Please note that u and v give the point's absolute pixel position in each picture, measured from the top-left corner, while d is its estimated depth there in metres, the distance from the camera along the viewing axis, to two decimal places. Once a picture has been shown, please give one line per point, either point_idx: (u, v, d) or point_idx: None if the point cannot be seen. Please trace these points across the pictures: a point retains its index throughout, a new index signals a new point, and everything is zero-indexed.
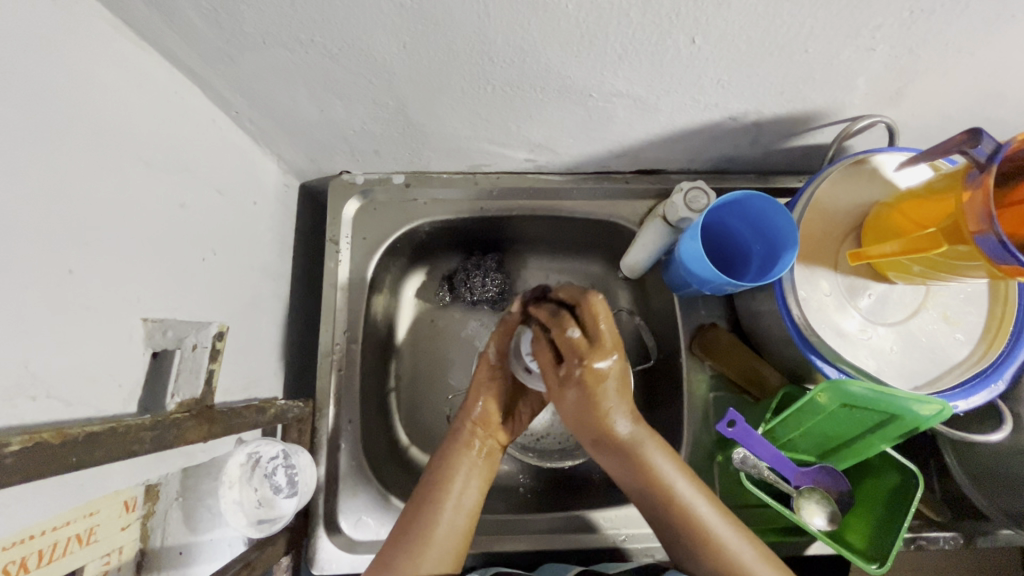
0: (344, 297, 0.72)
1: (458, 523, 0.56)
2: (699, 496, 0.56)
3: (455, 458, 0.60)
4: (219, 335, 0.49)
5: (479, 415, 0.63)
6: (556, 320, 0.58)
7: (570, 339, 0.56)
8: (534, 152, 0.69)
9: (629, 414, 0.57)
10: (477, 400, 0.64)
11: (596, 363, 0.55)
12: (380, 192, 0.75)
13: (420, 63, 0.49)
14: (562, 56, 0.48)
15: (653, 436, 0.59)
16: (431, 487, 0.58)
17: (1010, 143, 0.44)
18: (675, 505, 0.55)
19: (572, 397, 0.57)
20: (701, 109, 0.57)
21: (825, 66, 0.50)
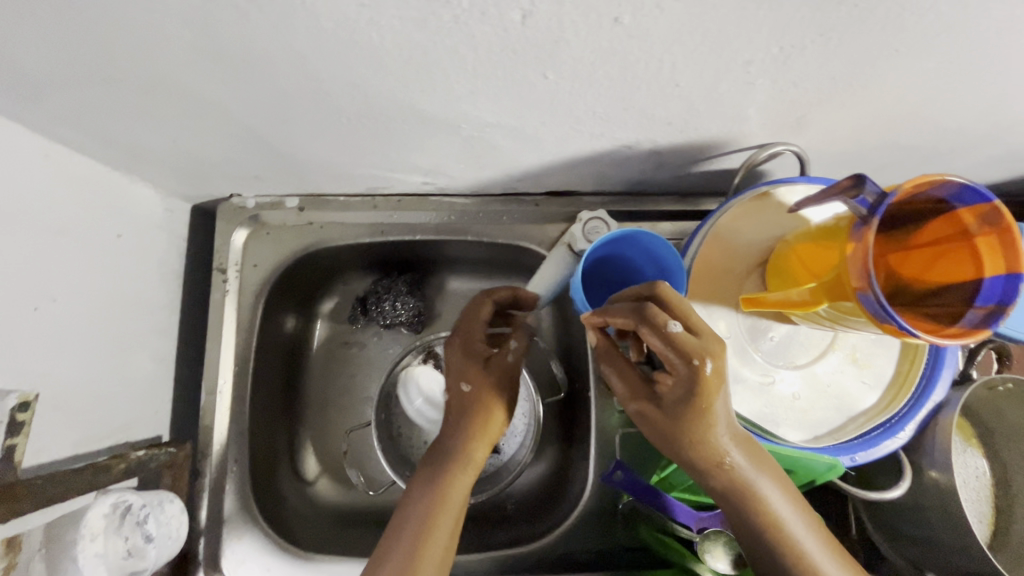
0: (232, 329, 0.68)
1: (452, 528, 0.52)
2: (795, 517, 0.47)
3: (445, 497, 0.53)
4: (23, 405, 0.41)
5: (478, 460, 0.56)
6: (643, 321, 0.42)
7: (667, 341, 0.42)
8: (428, 177, 0.64)
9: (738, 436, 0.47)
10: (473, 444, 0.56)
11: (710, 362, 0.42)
12: (272, 216, 0.70)
13: (255, 96, 0.44)
14: (408, 90, 0.43)
15: (761, 454, 0.49)
16: (417, 514, 0.53)
17: (893, 193, 0.40)
18: (769, 521, 0.47)
19: (673, 401, 0.45)
20: (588, 139, 0.53)
21: (704, 99, 0.45)
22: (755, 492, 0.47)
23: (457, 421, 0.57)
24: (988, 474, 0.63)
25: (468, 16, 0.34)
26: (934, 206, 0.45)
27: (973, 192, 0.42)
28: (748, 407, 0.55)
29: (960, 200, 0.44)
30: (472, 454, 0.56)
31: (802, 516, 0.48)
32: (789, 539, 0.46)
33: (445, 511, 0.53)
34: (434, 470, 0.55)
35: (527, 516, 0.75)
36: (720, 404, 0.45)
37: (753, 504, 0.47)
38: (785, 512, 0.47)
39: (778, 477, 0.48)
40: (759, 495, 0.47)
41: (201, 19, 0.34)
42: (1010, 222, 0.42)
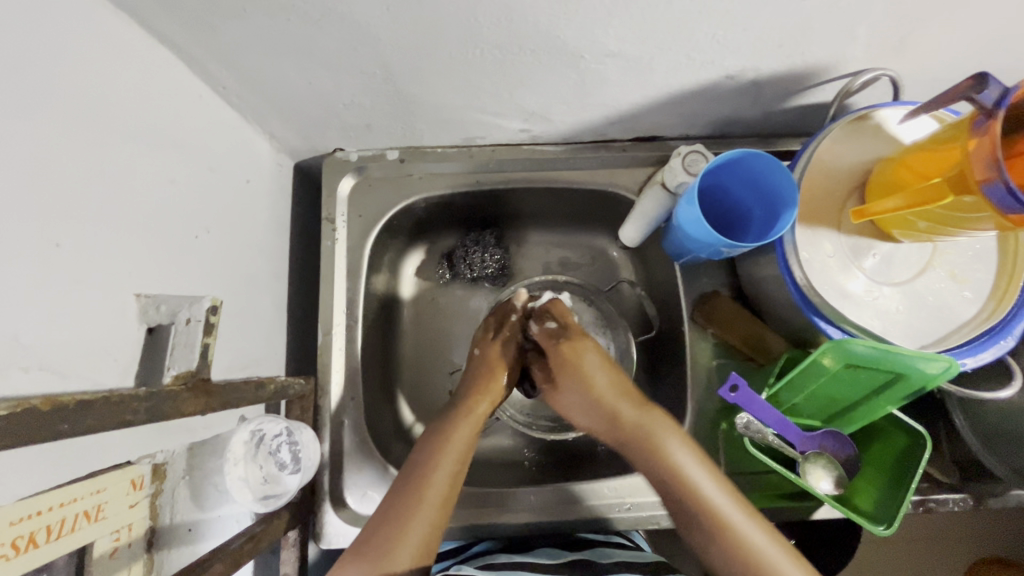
0: (340, 275, 0.71)
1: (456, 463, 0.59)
2: (703, 476, 0.57)
3: (448, 437, 0.61)
4: (213, 309, 0.46)
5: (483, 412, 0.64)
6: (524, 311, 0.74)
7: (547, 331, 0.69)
8: (528, 122, 0.67)
9: (636, 403, 0.62)
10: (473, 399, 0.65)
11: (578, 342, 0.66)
12: (374, 168, 0.73)
13: (405, 27, 0.48)
14: (550, 14, 0.46)
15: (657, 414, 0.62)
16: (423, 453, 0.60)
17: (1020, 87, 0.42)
18: (679, 476, 0.57)
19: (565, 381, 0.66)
20: (697, 68, 0.56)
21: (823, 14, 0.48)
22: (660, 445, 0.60)
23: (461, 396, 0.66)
24: None
25: None
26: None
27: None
28: (859, 321, 0.58)
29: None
30: (473, 407, 0.64)
31: (708, 474, 0.58)
32: (693, 489, 0.57)
33: (448, 459, 0.59)
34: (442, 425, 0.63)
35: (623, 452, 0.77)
36: (599, 373, 0.64)
37: (659, 458, 0.59)
38: (691, 468, 0.58)
39: (681, 437, 0.60)
40: (659, 446, 0.60)
41: None
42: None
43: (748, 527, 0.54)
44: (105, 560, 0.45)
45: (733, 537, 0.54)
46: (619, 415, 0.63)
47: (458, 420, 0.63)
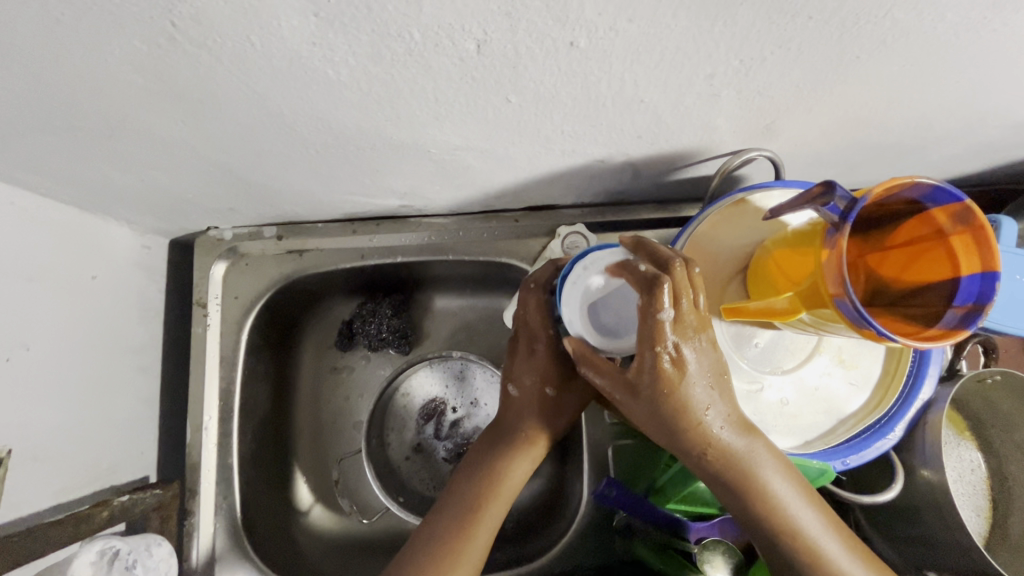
0: (214, 364, 0.68)
1: (480, 556, 0.52)
2: (800, 499, 0.46)
3: (472, 526, 0.53)
4: None
5: (518, 476, 0.56)
6: (643, 281, 0.39)
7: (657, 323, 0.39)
8: (405, 199, 0.64)
9: (733, 415, 0.46)
10: (513, 452, 0.56)
11: (684, 353, 0.41)
12: (251, 247, 0.69)
13: (219, 135, 0.44)
14: (371, 120, 0.42)
15: (754, 429, 0.47)
16: (436, 548, 0.51)
17: (864, 197, 0.39)
18: (776, 511, 0.46)
19: (649, 408, 0.44)
20: (561, 156, 0.53)
21: (672, 113, 0.45)
22: (753, 471, 0.46)
23: (478, 458, 0.57)
24: (983, 466, 0.64)
25: (424, 52, 0.33)
26: (913, 202, 0.44)
27: (947, 191, 0.41)
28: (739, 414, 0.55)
29: (935, 199, 0.43)
30: (508, 474, 0.55)
31: (814, 509, 0.47)
32: (797, 532, 0.46)
33: (465, 557, 0.51)
34: (463, 505, 0.54)
35: (527, 532, 0.73)
36: (707, 378, 0.43)
37: (761, 493, 0.46)
38: (789, 499, 0.46)
39: (776, 455, 0.47)
40: (752, 470, 0.46)
41: (151, 65, 0.34)
42: (983, 224, 0.41)
43: (843, 560, 0.45)
44: None
45: None
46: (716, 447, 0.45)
47: (487, 503, 0.54)
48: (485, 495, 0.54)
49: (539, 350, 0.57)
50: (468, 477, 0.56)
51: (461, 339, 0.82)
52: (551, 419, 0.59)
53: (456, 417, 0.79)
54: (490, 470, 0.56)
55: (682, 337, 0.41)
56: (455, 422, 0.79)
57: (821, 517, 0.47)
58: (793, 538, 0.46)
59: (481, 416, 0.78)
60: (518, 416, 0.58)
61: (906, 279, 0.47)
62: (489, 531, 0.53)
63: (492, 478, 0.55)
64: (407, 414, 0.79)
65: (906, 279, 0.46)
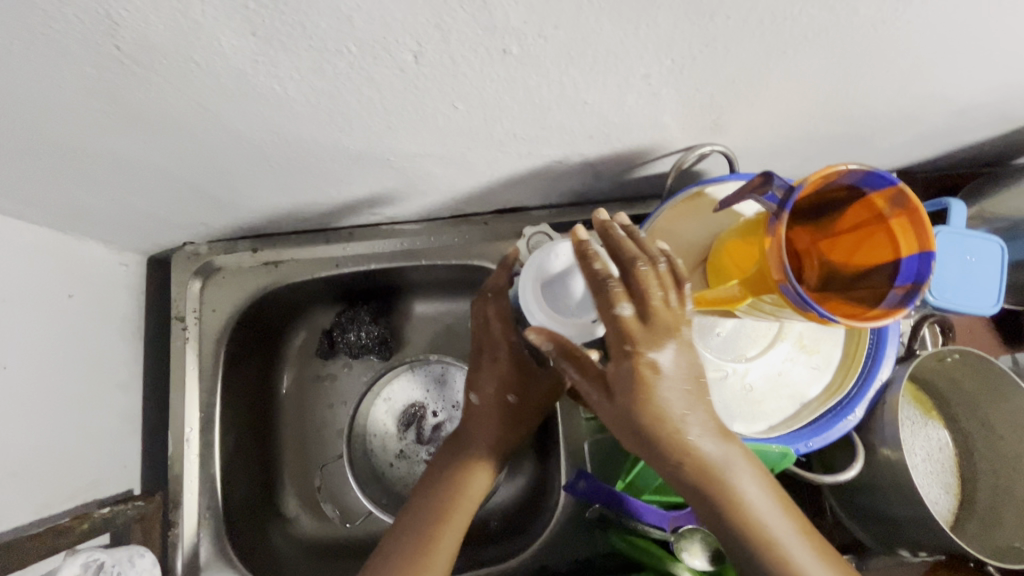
0: (193, 377, 0.69)
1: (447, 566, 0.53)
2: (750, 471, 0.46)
3: (437, 538, 0.53)
4: None
5: (478, 488, 0.58)
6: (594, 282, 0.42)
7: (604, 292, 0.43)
8: (374, 208, 0.65)
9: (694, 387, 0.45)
10: (474, 465, 0.59)
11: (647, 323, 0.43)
12: (226, 261, 0.71)
13: (181, 154, 0.45)
14: (326, 133, 0.44)
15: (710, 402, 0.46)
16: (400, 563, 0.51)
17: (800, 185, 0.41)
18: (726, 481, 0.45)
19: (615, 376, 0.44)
20: (518, 158, 0.54)
21: (617, 113, 0.46)
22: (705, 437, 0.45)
23: (442, 470, 0.59)
24: (951, 444, 0.65)
25: (363, 65, 0.35)
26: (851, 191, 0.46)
27: (878, 175, 0.43)
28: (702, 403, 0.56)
29: (868, 185, 0.45)
30: (470, 485, 0.58)
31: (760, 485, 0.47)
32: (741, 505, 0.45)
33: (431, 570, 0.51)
34: (426, 517, 0.55)
35: (511, 531, 0.74)
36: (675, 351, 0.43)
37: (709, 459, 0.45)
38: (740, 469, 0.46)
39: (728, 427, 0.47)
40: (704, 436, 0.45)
41: (104, 89, 0.35)
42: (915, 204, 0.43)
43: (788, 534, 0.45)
44: None
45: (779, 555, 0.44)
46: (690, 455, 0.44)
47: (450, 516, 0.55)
48: (447, 510, 0.55)
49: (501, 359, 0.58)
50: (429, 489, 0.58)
51: (441, 343, 0.83)
52: (511, 427, 0.61)
53: (438, 419, 0.80)
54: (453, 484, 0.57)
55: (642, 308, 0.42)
56: (437, 424, 0.80)
57: (769, 492, 0.46)
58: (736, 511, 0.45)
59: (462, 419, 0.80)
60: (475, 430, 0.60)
61: (854, 263, 0.48)
62: (454, 541, 0.54)
63: (454, 490, 0.57)
64: (388, 418, 0.80)
65: (854, 263, 0.48)
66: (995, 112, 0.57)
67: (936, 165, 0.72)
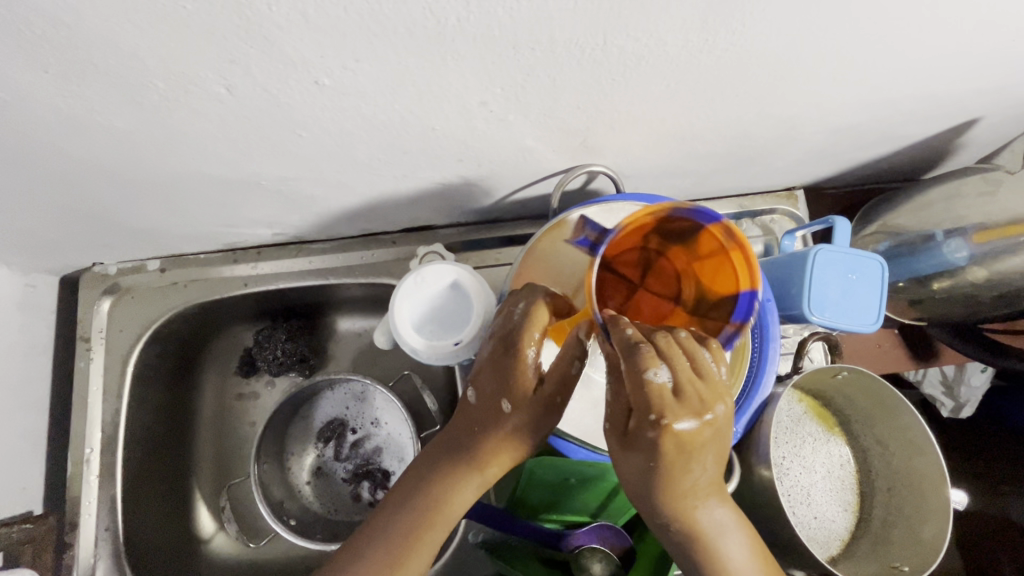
0: (99, 397, 0.69)
1: None
2: (716, 507, 0.44)
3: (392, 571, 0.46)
4: None
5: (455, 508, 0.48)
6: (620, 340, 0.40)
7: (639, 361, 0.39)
8: (274, 227, 0.66)
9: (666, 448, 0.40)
10: (451, 479, 0.48)
11: (657, 382, 0.38)
12: (135, 280, 0.71)
13: (39, 180, 0.46)
14: (179, 159, 0.45)
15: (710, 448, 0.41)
16: None
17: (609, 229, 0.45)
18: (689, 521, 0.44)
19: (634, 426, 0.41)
20: (396, 180, 0.55)
21: (472, 137, 0.47)
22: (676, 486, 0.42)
23: (415, 483, 0.49)
24: (852, 461, 0.65)
25: (179, 97, 0.36)
26: (690, 225, 0.47)
27: (706, 214, 0.45)
28: (582, 424, 0.56)
29: (701, 220, 0.46)
30: (449, 505, 0.48)
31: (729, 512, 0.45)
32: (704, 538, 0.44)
33: None
34: (381, 547, 0.46)
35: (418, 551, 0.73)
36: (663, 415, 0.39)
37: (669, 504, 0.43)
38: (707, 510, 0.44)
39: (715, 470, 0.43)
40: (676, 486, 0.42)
41: None
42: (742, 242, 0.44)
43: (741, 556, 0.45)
44: None
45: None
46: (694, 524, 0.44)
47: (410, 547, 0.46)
48: (409, 545, 0.46)
49: (509, 360, 0.48)
50: (400, 501, 0.48)
51: (363, 360, 0.83)
52: (501, 457, 0.48)
53: (357, 436, 0.80)
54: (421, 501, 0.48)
55: (649, 372, 0.38)
56: (354, 441, 0.80)
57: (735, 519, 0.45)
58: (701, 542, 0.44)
59: (380, 437, 0.79)
60: (454, 447, 0.49)
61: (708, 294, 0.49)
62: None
63: (420, 512, 0.47)
64: (307, 434, 0.80)
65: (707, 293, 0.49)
66: (874, 131, 0.58)
67: (841, 181, 0.73)
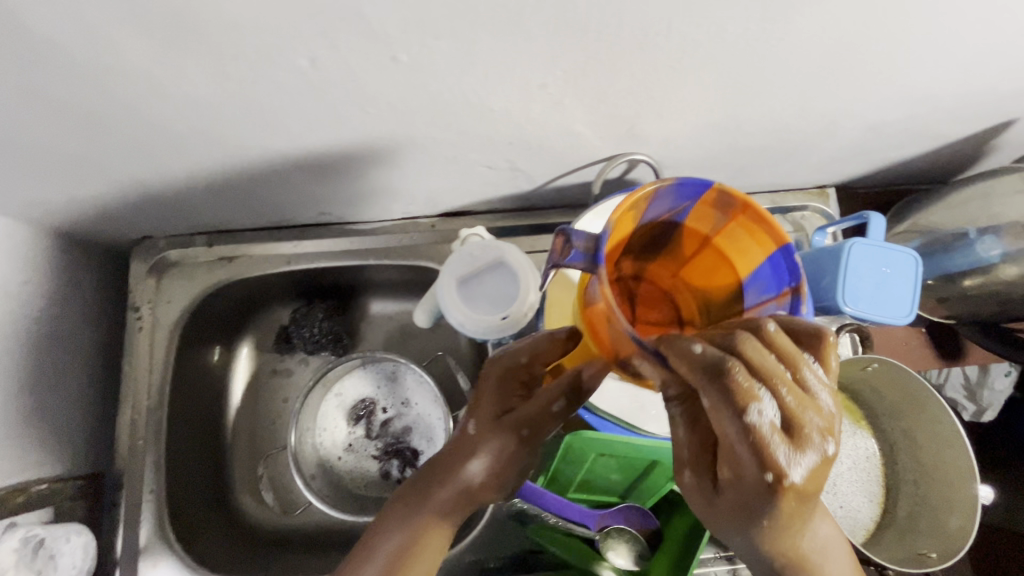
0: (145, 365, 0.72)
1: None
2: (818, 529, 0.40)
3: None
4: None
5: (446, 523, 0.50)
6: (705, 368, 0.32)
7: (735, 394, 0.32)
8: (321, 206, 0.68)
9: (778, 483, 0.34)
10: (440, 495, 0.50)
11: (762, 419, 0.32)
12: (183, 253, 0.74)
13: (115, 148, 0.48)
14: (249, 131, 0.47)
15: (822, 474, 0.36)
16: None
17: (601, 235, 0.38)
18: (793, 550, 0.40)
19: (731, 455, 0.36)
20: (445, 161, 0.57)
21: (526, 119, 0.49)
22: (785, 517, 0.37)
23: (429, 492, 0.50)
24: (878, 453, 0.66)
25: (264, 67, 0.38)
26: (667, 220, 0.47)
27: (692, 186, 0.44)
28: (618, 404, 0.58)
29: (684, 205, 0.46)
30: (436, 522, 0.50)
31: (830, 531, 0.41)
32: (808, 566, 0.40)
33: None
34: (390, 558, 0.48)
35: None
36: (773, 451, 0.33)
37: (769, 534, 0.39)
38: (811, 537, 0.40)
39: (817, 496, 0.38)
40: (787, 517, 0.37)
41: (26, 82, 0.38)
42: (742, 198, 0.44)
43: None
44: None
45: None
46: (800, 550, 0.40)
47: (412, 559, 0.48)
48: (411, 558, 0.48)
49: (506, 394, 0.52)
50: (414, 510, 0.50)
51: (395, 342, 0.86)
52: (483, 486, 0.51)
53: (387, 415, 0.82)
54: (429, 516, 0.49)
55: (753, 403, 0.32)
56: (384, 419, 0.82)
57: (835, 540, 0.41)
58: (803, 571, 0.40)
59: (410, 416, 0.81)
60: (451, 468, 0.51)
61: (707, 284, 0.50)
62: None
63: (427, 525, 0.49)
64: (338, 413, 0.82)
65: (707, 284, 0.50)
66: (911, 129, 0.59)
67: (873, 181, 0.74)
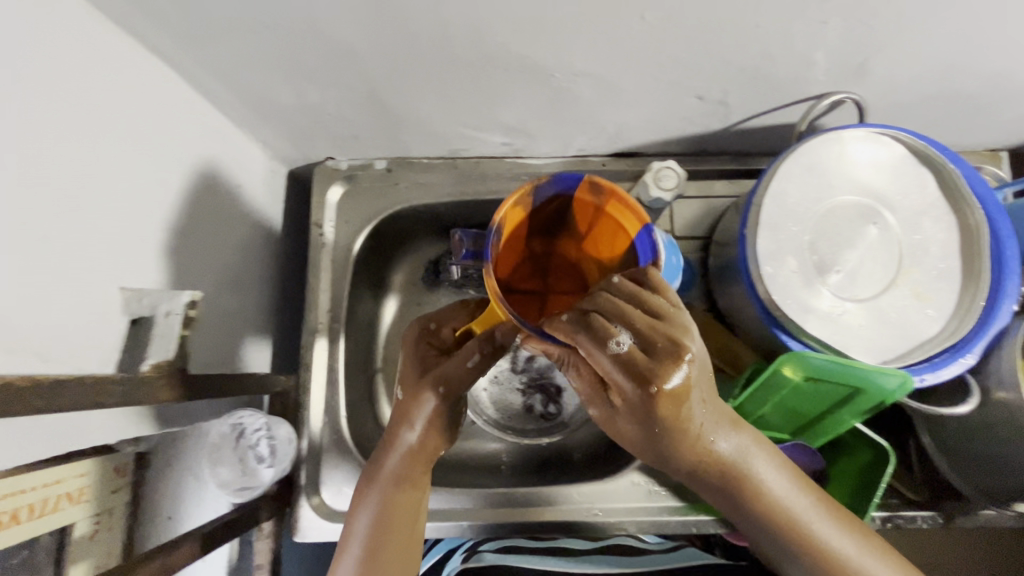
0: (322, 280, 0.75)
1: (416, 522, 0.57)
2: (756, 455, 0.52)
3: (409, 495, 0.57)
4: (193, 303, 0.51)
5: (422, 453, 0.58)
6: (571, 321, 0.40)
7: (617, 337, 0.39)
8: (509, 135, 0.70)
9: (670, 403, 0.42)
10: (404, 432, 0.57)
11: (624, 348, 0.40)
12: (362, 177, 0.77)
13: (383, 49, 0.51)
14: (517, 37, 0.49)
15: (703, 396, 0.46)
16: (383, 522, 0.55)
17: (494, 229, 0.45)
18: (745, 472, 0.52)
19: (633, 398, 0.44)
20: (664, 88, 0.59)
21: (779, 40, 0.50)
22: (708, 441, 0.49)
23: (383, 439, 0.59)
24: None
25: None
26: (563, 202, 0.50)
27: (567, 178, 0.48)
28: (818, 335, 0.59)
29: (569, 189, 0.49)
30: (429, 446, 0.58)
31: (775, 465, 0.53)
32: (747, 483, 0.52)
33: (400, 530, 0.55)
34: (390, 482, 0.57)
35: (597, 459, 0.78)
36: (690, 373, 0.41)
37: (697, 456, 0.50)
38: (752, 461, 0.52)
39: (730, 422, 0.51)
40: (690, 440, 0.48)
41: None
42: (611, 186, 0.48)
43: (802, 501, 0.53)
44: (88, 541, 0.46)
45: (791, 519, 0.52)
46: (714, 456, 0.51)
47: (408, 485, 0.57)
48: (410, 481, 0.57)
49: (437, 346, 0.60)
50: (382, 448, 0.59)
51: None
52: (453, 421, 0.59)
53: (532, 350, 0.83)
54: (415, 452, 0.57)
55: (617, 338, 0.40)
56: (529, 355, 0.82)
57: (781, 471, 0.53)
58: (750, 490, 0.52)
59: None
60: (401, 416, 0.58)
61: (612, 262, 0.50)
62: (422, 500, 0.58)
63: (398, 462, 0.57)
64: None
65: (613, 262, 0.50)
66: None
67: None
